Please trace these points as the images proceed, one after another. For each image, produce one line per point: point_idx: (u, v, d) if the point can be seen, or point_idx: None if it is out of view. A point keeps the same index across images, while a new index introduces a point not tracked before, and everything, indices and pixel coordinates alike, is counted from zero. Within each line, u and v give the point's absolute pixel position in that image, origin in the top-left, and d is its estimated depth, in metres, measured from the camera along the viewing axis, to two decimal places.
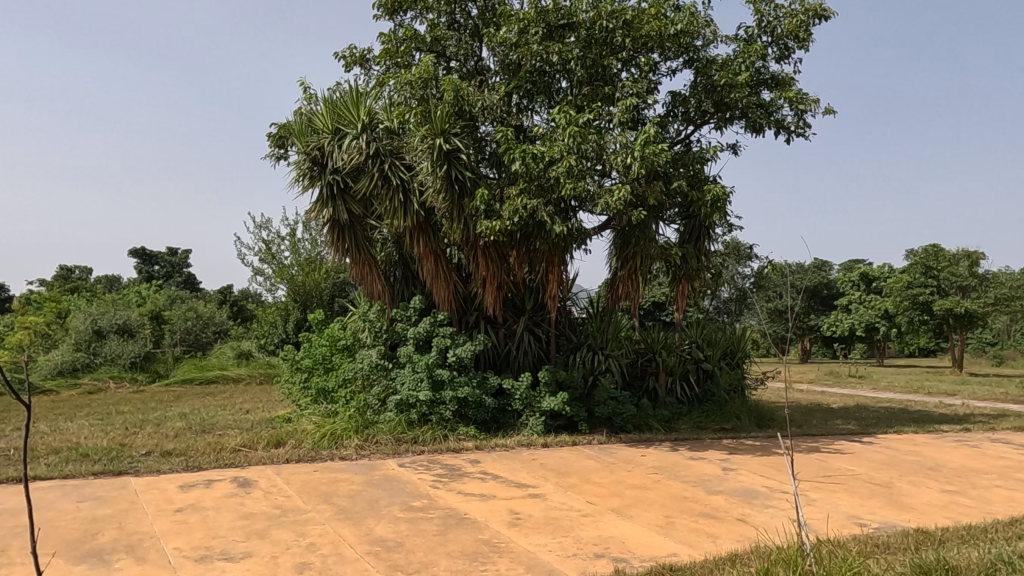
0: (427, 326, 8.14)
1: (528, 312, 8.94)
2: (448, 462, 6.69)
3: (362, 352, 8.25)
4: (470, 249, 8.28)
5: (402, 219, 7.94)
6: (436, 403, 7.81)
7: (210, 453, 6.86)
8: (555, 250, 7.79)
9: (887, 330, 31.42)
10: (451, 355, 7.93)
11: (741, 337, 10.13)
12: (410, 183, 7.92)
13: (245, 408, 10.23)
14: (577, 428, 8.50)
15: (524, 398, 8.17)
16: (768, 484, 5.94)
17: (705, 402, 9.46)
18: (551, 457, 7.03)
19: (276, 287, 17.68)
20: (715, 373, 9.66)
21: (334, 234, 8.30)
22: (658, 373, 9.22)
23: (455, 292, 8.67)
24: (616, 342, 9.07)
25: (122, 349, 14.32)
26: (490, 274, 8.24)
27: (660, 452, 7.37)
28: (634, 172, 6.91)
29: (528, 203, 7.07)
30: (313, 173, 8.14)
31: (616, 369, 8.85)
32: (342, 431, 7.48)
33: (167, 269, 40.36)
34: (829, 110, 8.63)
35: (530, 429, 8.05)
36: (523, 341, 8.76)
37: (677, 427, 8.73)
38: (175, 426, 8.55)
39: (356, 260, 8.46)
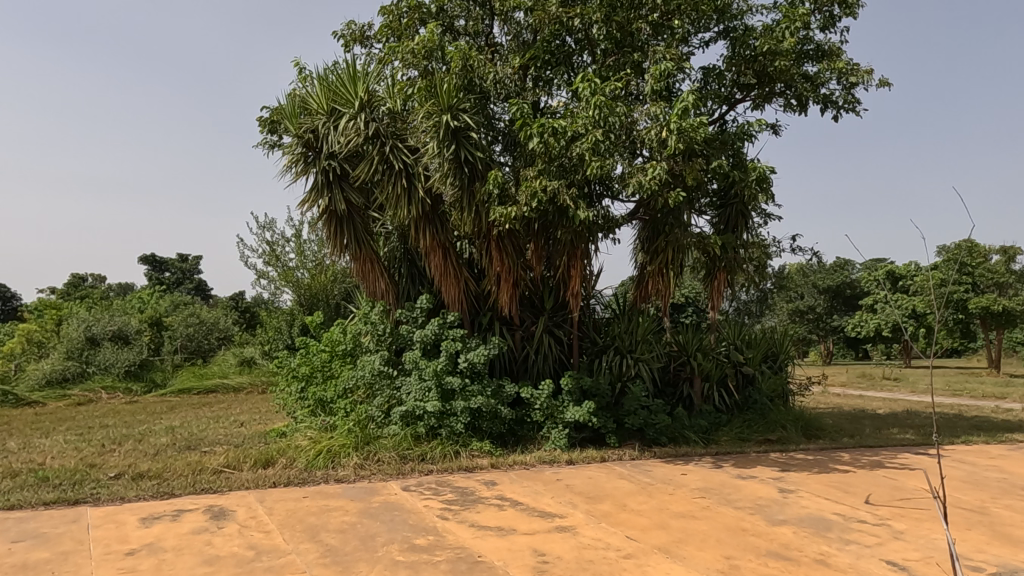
0: (436, 328, 7.27)
1: (548, 312, 8.04)
2: (460, 485, 5.80)
3: (364, 359, 7.40)
4: (483, 241, 7.41)
5: (407, 208, 7.07)
6: (446, 414, 6.93)
7: (188, 475, 6.00)
8: (579, 241, 6.90)
9: (919, 330, 30.18)
10: (463, 361, 7.06)
11: (784, 338, 9.17)
12: (414, 168, 7.06)
13: (240, 421, 9.39)
14: (605, 442, 7.59)
15: (545, 408, 7.28)
16: (839, 510, 5.00)
17: (746, 410, 8.50)
18: (578, 477, 6.12)
19: (281, 291, 16.84)
20: (756, 377, 8.71)
21: (332, 228, 7.45)
22: (693, 378, 8.30)
23: (467, 291, 7.80)
24: (647, 344, 8.17)
25: (117, 357, 13.56)
26: (505, 270, 7.37)
27: (702, 470, 6.44)
28: (670, 148, 6.00)
29: (548, 185, 6.17)
30: (307, 159, 7.31)
31: (646, 375, 7.93)
32: (340, 447, 6.59)
33: (178, 276, 39.80)
34: (885, 81, 7.65)
35: (553, 443, 7.14)
36: (542, 345, 7.86)
37: (717, 439, 7.79)
38: (158, 442, 7.72)
39: (357, 256, 7.60)
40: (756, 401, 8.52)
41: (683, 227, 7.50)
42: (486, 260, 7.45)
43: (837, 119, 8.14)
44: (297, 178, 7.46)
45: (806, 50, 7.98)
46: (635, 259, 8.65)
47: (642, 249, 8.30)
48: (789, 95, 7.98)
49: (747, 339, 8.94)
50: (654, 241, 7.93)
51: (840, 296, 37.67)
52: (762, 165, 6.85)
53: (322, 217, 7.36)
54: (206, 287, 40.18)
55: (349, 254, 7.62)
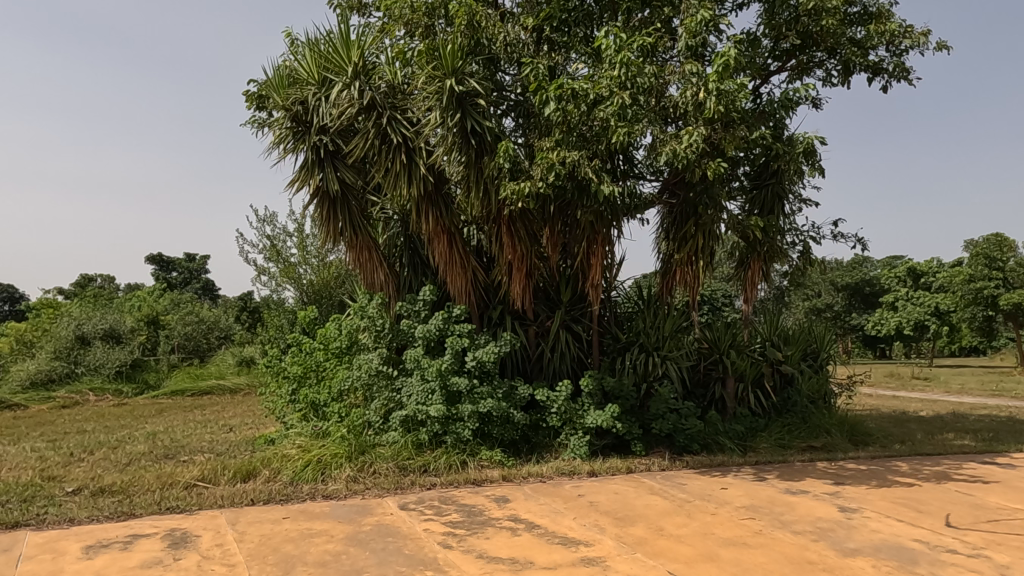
0: (440, 323, 6.49)
1: (565, 305, 7.24)
2: (467, 502, 5.01)
3: (360, 357, 6.63)
4: (493, 225, 6.62)
5: (407, 187, 6.28)
6: (451, 420, 6.14)
7: (155, 491, 5.25)
8: (601, 224, 6.11)
9: (943, 327, 29.14)
10: (471, 359, 6.28)
11: (824, 334, 8.33)
12: (415, 141, 6.29)
13: (230, 426, 8.64)
14: (629, 449, 6.78)
15: (563, 412, 6.47)
16: (919, 536, 4.18)
17: (785, 414, 7.67)
18: (602, 492, 5.31)
19: (281, 288, 16.03)
20: (795, 377, 7.88)
21: (325, 211, 6.67)
22: (727, 378, 7.47)
23: (475, 282, 7.01)
24: (675, 341, 7.36)
25: (108, 357, 12.87)
26: (517, 256, 6.58)
27: (744, 483, 5.62)
28: (707, 111, 5.18)
29: (567, 155, 5.36)
30: (295, 134, 6.57)
31: (675, 374, 7.13)
32: (332, 457, 5.82)
33: (185, 275, 39.17)
34: (944, 44, 6.77)
35: (572, 452, 6.35)
36: (559, 342, 7.07)
37: (755, 446, 6.95)
38: (135, 450, 6.97)
39: (352, 242, 6.83)
40: (796, 403, 7.68)
41: (715, 209, 6.72)
42: (496, 247, 6.66)
43: (887, 89, 7.27)
44: (284, 156, 6.70)
45: (851, 12, 7.14)
46: (660, 246, 7.87)
47: (668, 236, 7.54)
48: (831, 65, 7.24)
49: (784, 334, 8.10)
50: (681, 224, 7.22)
51: (859, 293, 36.67)
52: (810, 136, 6.02)
53: (313, 197, 6.58)
54: (212, 287, 39.53)
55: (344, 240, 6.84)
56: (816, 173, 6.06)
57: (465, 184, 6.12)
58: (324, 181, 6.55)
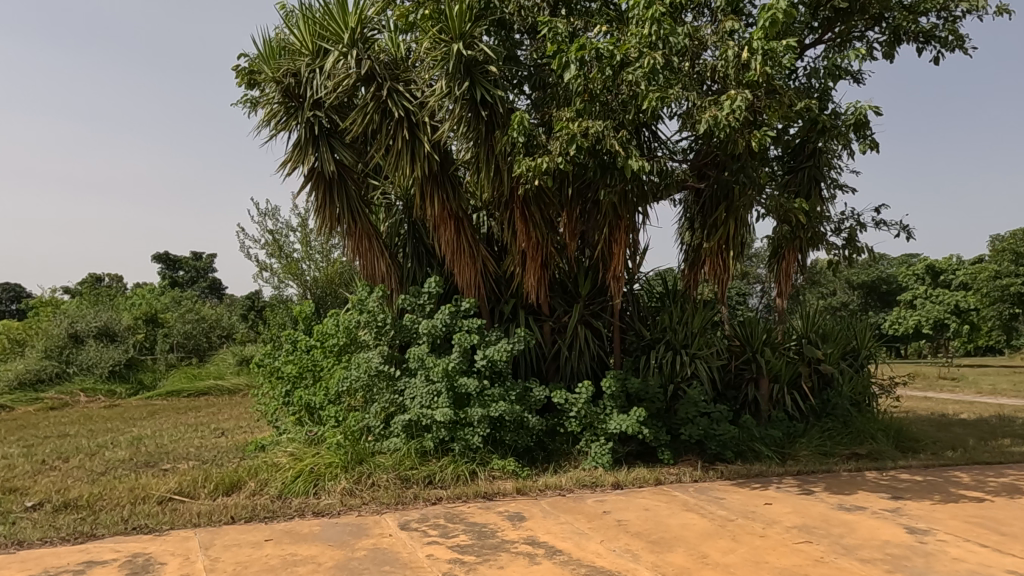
0: (447, 318, 5.88)
1: (584, 298, 6.59)
2: (477, 520, 4.39)
3: (359, 356, 6.02)
4: (505, 209, 6.00)
5: (409, 167, 5.67)
6: (459, 425, 5.53)
7: (124, 506, 4.65)
8: (625, 207, 5.50)
9: (964, 326, 28.34)
10: (481, 358, 5.68)
11: (865, 330, 7.59)
12: (419, 116, 5.66)
13: (223, 430, 8.05)
14: (656, 457, 6.14)
15: (583, 416, 5.84)
16: (1013, 566, 3.53)
17: (824, 417, 7.01)
18: (631, 509, 4.68)
19: (284, 285, 15.33)
20: (834, 378, 7.20)
21: (320, 195, 6.07)
22: (760, 379, 6.83)
23: (485, 273, 6.38)
24: (704, 337, 6.72)
25: (101, 357, 12.33)
26: (532, 244, 5.95)
27: (790, 498, 4.97)
28: (753, 73, 4.53)
29: (590, 126, 4.74)
30: (288, 110, 5.97)
31: (705, 375, 6.50)
32: (326, 466, 5.20)
33: (190, 274, 38.72)
34: (1005, 8, 6.10)
35: (594, 461, 5.73)
36: (577, 339, 6.45)
37: (795, 453, 6.30)
38: (114, 457, 6.39)
39: (350, 230, 6.22)
40: (837, 406, 7.00)
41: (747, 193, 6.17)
42: (509, 233, 6.04)
43: (938, 61, 6.60)
44: (275, 135, 6.09)
45: None
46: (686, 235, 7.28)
47: (693, 226, 7.15)
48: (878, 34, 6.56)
49: (821, 330, 7.40)
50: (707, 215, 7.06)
51: (875, 291, 35.88)
52: (861, 106, 5.34)
53: (306, 180, 5.99)
54: (219, 286, 39.08)
55: (340, 228, 6.24)
56: (867, 148, 5.40)
57: (475, 161, 5.52)
58: (318, 160, 5.96)
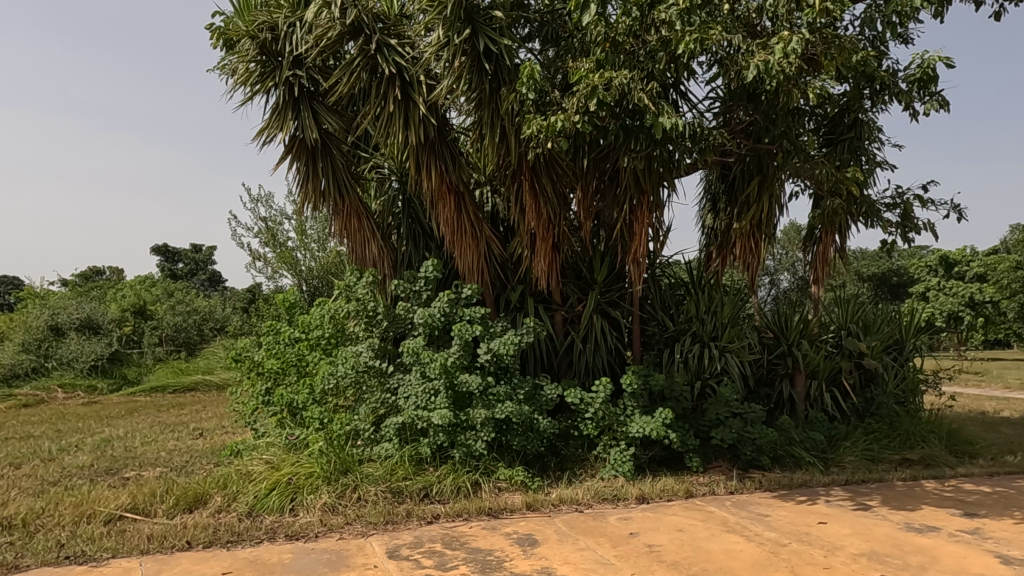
0: (445, 306, 5.16)
1: (600, 285, 5.87)
2: (481, 545, 3.68)
3: (347, 349, 5.31)
4: (512, 182, 5.28)
5: (403, 133, 4.96)
6: (459, 429, 4.81)
7: (64, 527, 3.94)
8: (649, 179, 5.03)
9: (978, 318, 27.56)
10: (484, 352, 4.98)
11: (910, 321, 6.73)
12: (413, 74, 4.95)
13: (202, 431, 7.33)
14: (683, 464, 5.43)
15: (601, 418, 5.12)
16: None
17: (867, 418, 6.29)
18: (662, 529, 3.97)
19: (277, 276, 14.51)
20: (877, 374, 6.45)
21: (301, 169, 5.38)
22: (796, 375, 6.11)
23: (488, 257, 5.66)
24: (735, 328, 6.00)
25: (82, 350, 11.63)
26: (542, 221, 5.23)
27: (845, 516, 4.25)
28: (812, 8, 3.79)
29: (613, 77, 4.01)
30: (263, 68, 5.25)
31: (736, 371, 5.79)
32: (305, 477, 4.49)
33: (189, 266, 37.97)
34: None
35: (613, 470, 5.02)
36: (592, 330, 5.74)
37: (839, 459, 5.58)
38: (72, 463, 5.67)
39: (337, 208, 5.51)
40: (882, 405, 6.27)
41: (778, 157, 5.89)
42: (516, 211, 5.32)
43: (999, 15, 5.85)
44: (250, 99, 5.36)
45: None
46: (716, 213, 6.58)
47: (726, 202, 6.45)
48: None
49: (862, 321, 6.60)
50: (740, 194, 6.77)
51: (886, 283, 35.06)
52: (928, 58, 4.57)
53: (285, 150, 5.30)
54: (218, 279, 38.39)
55: (326, 206, 5.54)
56: (934, 107, 4.65)
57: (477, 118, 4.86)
58: (298, 128, 5.27)
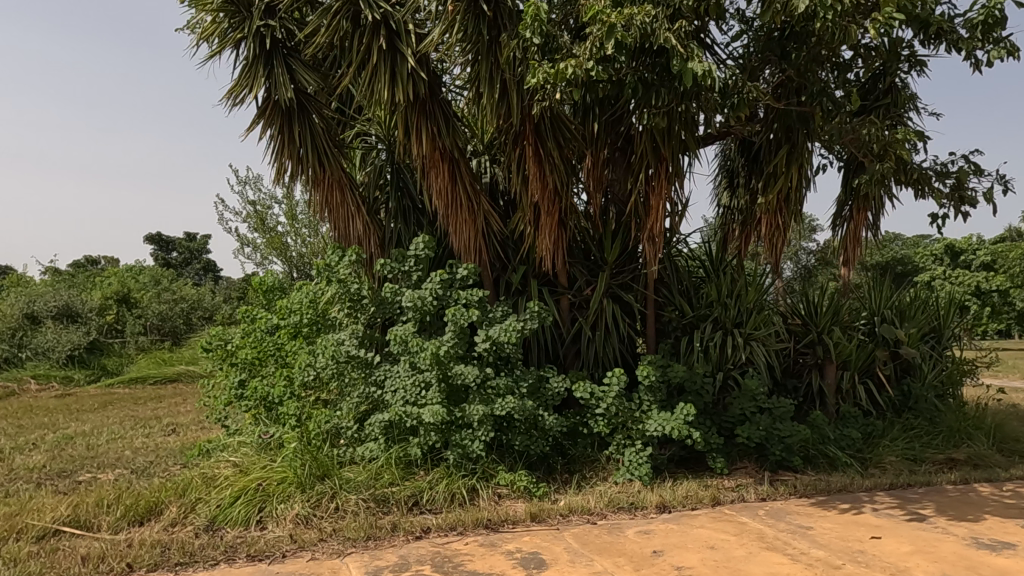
0: (438, 288, 4.57)
1: (611, 266, 5.26)
2: (477, 568, 3.09)
3: (329, 337, 4.72)
4: (513, 148, 4.69)
5: (389, 89, 4.36)
6: (454, 427, 4.24)
7: None
8: (669, 143, 4.51)
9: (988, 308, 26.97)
10: (483, 340, 4.39)
11: (949, 305, 6.12)
12: (401, 21, 4.35)
13: (176, 427, 6.73)
14: (705, 466, 4.84)
15: (614, 414, 4.54)
16: None
17: (904, 413, 5.71)
18: (691, 547, 3.38)
19: (267, 262, 13.88)
20: (914, 364, 5.86)
21: (275, 133, 4.79)
22: (826, 366, 5.52)
23: (487, 234, 5.05)
24: (761, 314, 5.41)
25: (58, 340, 11.01)
26: (548, 192, 4.63)
27: (900, 529, 3.67)
28: None
29: (634, 13, 3.41)
30: (231, 17, 4.66)
31: (762, 361, 5.21)
32: (277, 483, 3.91)
33: (184, 255, 37.21)
34: None
35: (628, 473, 4.44)
36: (603, 316, 5.14)
37: (878, 459, 5.00)
38: (22, 464, 5.08)
39: (316, 178, 4.91)
40: (920, 399, 5.68)
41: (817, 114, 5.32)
42: (518, 180, 4.71)
43: None
44: (218, 54, 4.77)
45: None
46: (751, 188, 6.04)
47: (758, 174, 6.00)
48: None
49: (896, 307, 5.99)
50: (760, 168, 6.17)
51: (892, 272, 34.46)
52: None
53: (257, 111, 4.71)
54: (212, 268, 37.73)
55: (304, 175, 4.94)
56: (1001, 55, 4.04)
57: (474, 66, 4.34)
58: (270, 86, 4.68)
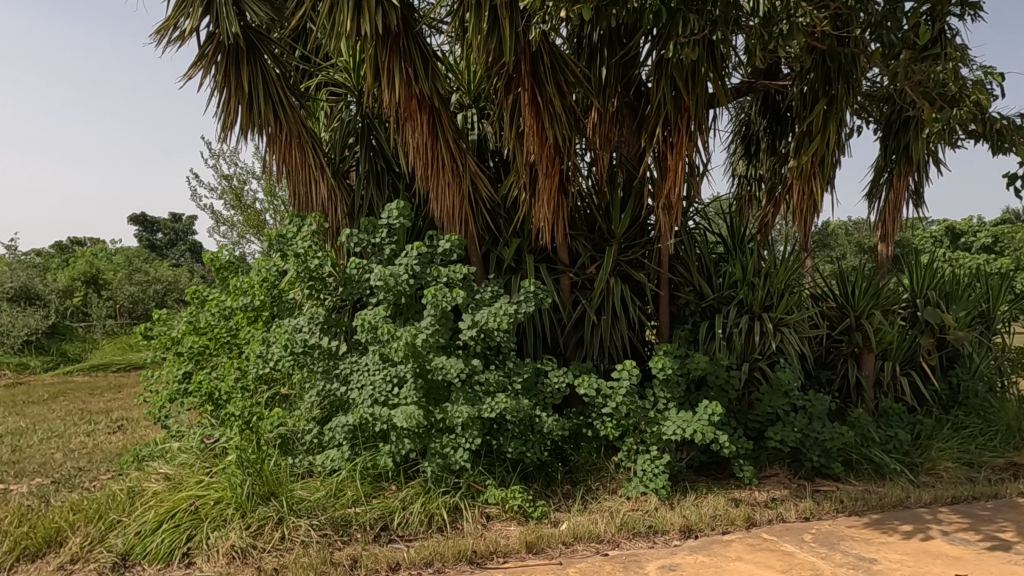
0: (414, 263, 3.79)
1: (621, 240, 4.50)
2: None
3: (285, 322, 3.96)
4: (506, 95, 3.92)
5: (353, 19, 3.58)
6: (433, 432, 3.48)
7: None
8: (692, 88, 3.87)
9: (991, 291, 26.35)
10: (468, 327, 3.64)
11: (1000, 285, 5.38)
12: None
13: (127, 423, 5.95)
14: (731, 475, 4.11)
15: (626, 415, 3.80)
16: None
17: (953, 409, 4.98)
18: None
19: (245, 241, 13.03)
20: (962, 353, 5.14)
21: (220, 79, 4.01)
22: (866, 355, 4.79)
23: (474, 201, 4.28)
24: (793, 296, 4.66)
25: (15, 324, 10.18)
26: (548, 148, 3.86)
27: (985, 564, 2.94)
28: None
29: None
30: None
31: (795, 351, 4.47)
32: (212, 504, 3.18)
33: (169, 236, 36.21)
34: None
35: (641, 485, 3.71)
36: (610, 298, 4.38)
37: (931, 466, 4.28)
38: None
39: (271, 133, 4.13)
40: (971, 393, 4.97)
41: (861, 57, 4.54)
42: (512, 135, 3.93)
43: None
44: None
45: None
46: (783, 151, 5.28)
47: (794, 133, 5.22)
48: None
49: (941, 287, 5.25)
50: (785, 129, 5.60)
51: None
52: None
53: (197, 51, 3.93)
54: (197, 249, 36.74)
55: (256, 130, 4.16)
56: None
57: None
58: (213, 20, 3.90)
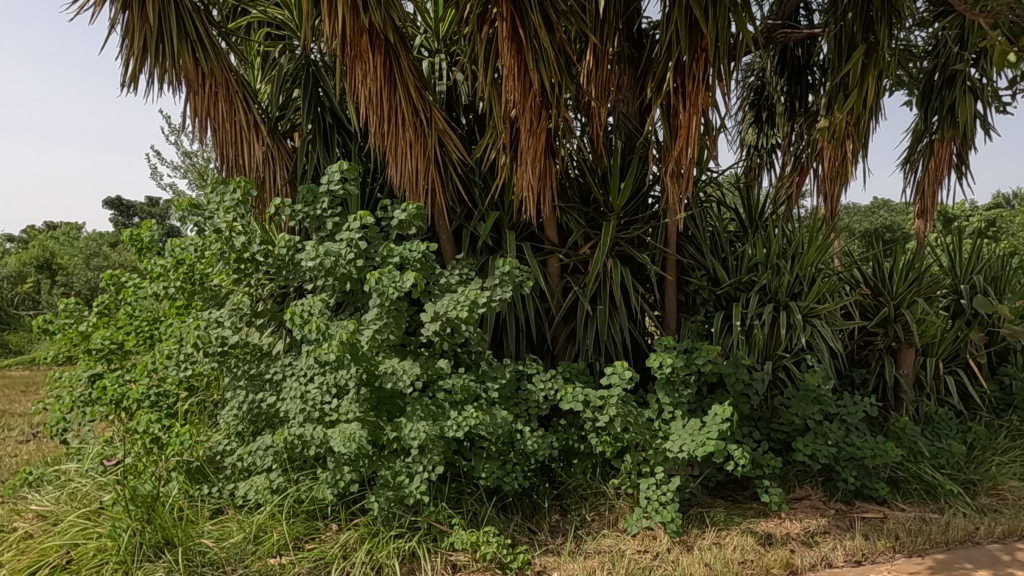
0: (358, 240, 3.00)
1: (620, 213, 3.74)
2: None
3: (202, 314, 3.16)
4: (481, 31, 3.13)
5: None
6: (384, 456, 2.71)
7: None
8: (712, 22, 3.12)
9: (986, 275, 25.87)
10: (428, 321, 2.86)
11: None
12: None
13: (44, 430, 5.12)
14: (755, 499, 3.37)
15: (626, 429, 3.04)
16: None
17: (1005, 413, 4.28)
18: None
19: None
20: (1014, 347, 4.42)
21: (120, 9, 3.09)
22: (908, 351, 4.06)
23: (443, 165, 3.49)
24: (824, 281, 3.91)
25: None
26: (533, 96, 3.08)
27: None
28: None
29: None
30: None
31: (827, 347, 3.73)
32: (87, 556, 2.40)
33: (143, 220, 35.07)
34: None
35: (647, 518, 2.96)
36: (607, 283, 3.62)
37: (992, 485, 3.57)
38: None
39: (189, 82, 3.28)
40: None
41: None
42: (489, 80, 3.15)
43: None
44: None
45: None
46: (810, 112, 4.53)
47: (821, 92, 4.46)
48: None
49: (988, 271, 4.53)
50: (808, 91, 4.82)
51: None
52: None
53: None
54: None
55: (170, 78, 3.30)
56: None
57: None
58: None
